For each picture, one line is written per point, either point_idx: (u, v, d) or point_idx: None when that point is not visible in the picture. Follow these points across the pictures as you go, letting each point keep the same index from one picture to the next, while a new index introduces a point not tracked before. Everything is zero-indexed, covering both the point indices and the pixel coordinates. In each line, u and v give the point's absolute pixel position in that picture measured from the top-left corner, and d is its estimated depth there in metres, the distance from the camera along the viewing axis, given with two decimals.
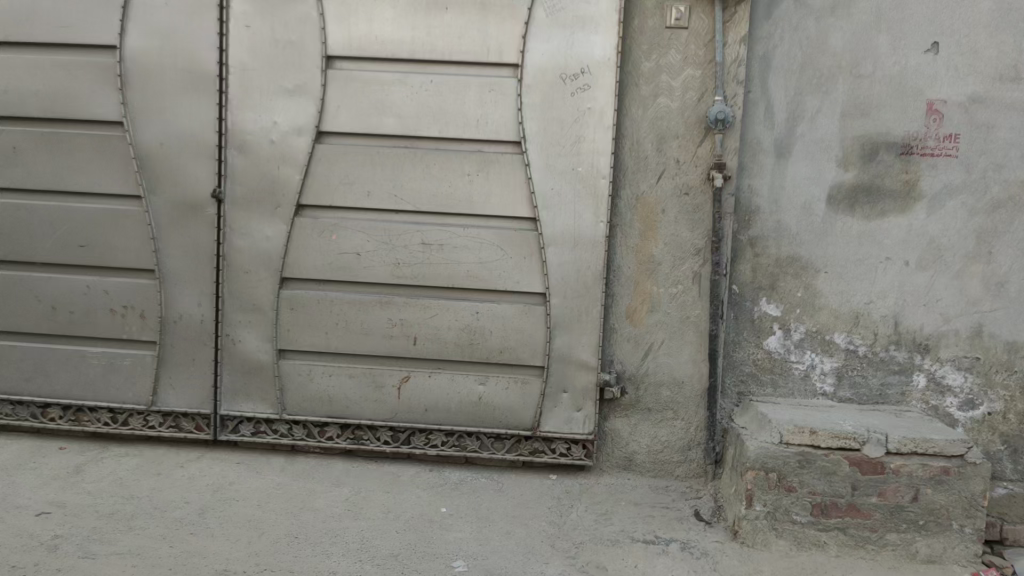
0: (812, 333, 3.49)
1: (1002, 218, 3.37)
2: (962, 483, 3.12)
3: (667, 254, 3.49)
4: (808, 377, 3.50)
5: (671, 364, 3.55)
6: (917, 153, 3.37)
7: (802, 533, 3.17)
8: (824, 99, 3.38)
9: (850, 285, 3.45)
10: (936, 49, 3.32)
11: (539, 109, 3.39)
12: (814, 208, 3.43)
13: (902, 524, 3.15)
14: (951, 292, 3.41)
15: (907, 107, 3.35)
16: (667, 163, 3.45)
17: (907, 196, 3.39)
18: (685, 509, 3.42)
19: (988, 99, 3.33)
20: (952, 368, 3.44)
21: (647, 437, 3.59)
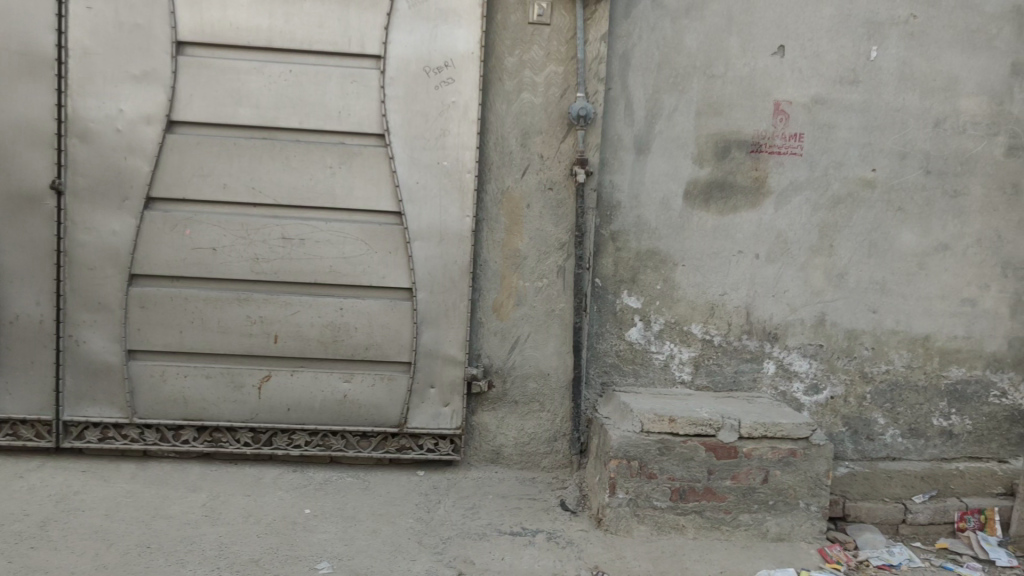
0: (670, 324, 3.61)
1: (842, 213, 3.57)
2: (807, 463, 3.30)
3: (531, 248, 3.52)
4: (667, 366, 3.62)
5: (537, 357, 3.58)
6: (765, 151, 3.53)
7: (662, 518, 3.28)
8: (680, 99, 3.50)
9: (705, 278, 3.59)
10: (782, 52, 3.49)
11: (403, 102, 3.35)
12: (671, 204, 3.55)
13: (753, 505, 3.30)
14: (797, 283, 3.60)
15: (756, 107, 3.51)
16: (531, 158, 3.48)
17: (757, 192, 3.56)
18: (552, 500, 3.48)
19: (830, 100, 3.52)
20: (798, 354, 3.62)
21: (514, 429, 3.62)
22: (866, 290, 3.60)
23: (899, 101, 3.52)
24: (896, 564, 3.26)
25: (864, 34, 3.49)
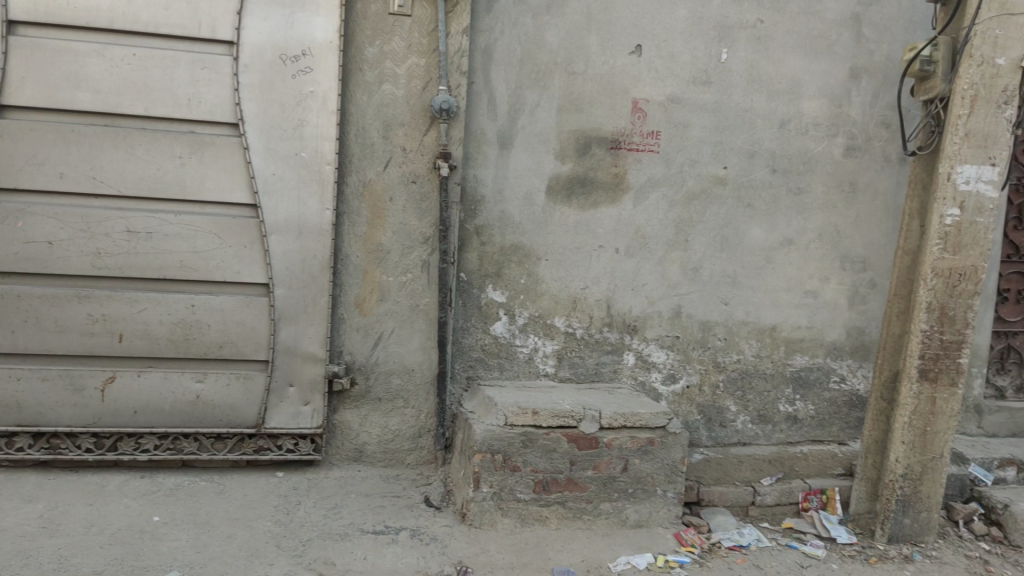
0: (534, 318, 3.65)
1: (696, 209, 3.70)
2: (664, 451, 3.42)
3: (394, 243, 3.47)
4: (531, 359, 3.65)
5: (401, 352, 3.54)
6: (624, 148, 3.62)
7: (525, 510, 3.31)
8: (542, 94, 3.53)
9: (567, 272, 3.64)
10: (639, 51, 3.58)
11: (257, 90, 3.23)
12: (534, 199, 3.58)
13: (614, 494, 3.38)
14: (655, 277, 3.71)
15: (614, 105, 3.59)
16: (393, 151, 3.43)
17: (616, 188, 3.64)
18: (416, 497, 3.44)
19: (684, 100, 3.64)
20: (656, 346, 3.74)
21: (377, 427, 3.56)
22: (719, 283, 3.75)
23: (748, 102, 3.68)
24: (746, 545, 3.41)
25: (716, 36, 3.62)
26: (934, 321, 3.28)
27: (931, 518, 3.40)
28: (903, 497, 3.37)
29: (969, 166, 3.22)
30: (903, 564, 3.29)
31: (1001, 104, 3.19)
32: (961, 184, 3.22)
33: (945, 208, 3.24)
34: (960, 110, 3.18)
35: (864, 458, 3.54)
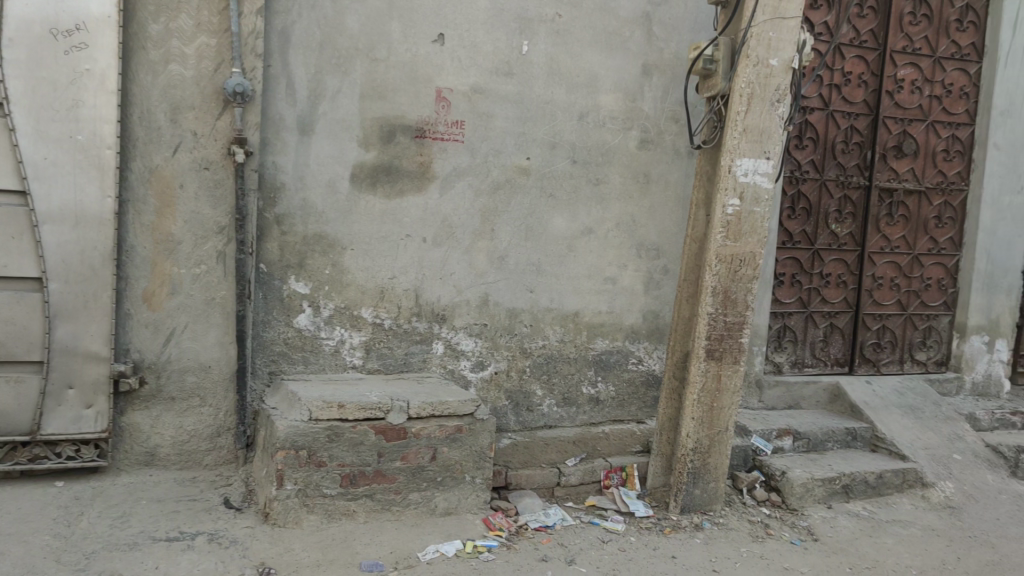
0: (340, 309, 3.57)
1: (500, 198, 3.75)
2: (472, 438, 3.45)
3: (186, 233, 3.28)
4: (337, 351, 3.57)
5: (196, 349, 3.35)
6: (429, 137, 3.61)
7: (332, 505, 3.24)
8: (344, 80, 3.46)
9: (373, 262, 3.59)
10: (442, 40, 3.58)
11: (24, 66, 2.96)
12: (337, 187, 3.50)
13: (422, 483, 3.38)
14: (462, 266, 3.73)
15: (418, 93, 3.57)
16: (183, 135, 3.23)
17: (422, 176, 3.62)
18: (214, 499, 3.28)
19: (487, 90, 3.68)
20: (465, 334, 3.76)
21: (171, 428, 3.37)
22: (524, 271, 3.83)
23: (548, 95, 3.78)
24: (551, 525, 3.52)
25: (516, 28, 3.68)
26: (719, 304, 3.51)
27: (718, 487, 3.65)
28: (693, 469, 3.59)
29: (747, 159, 3.46)
30: (694, 532, 3.50)
31: (774, 101, 3.46)
32: (740, 177, 3.46)
33: (727, 198, 3.46)
34: (738, 107, 3.41)
35: (660, 434, 3.74)
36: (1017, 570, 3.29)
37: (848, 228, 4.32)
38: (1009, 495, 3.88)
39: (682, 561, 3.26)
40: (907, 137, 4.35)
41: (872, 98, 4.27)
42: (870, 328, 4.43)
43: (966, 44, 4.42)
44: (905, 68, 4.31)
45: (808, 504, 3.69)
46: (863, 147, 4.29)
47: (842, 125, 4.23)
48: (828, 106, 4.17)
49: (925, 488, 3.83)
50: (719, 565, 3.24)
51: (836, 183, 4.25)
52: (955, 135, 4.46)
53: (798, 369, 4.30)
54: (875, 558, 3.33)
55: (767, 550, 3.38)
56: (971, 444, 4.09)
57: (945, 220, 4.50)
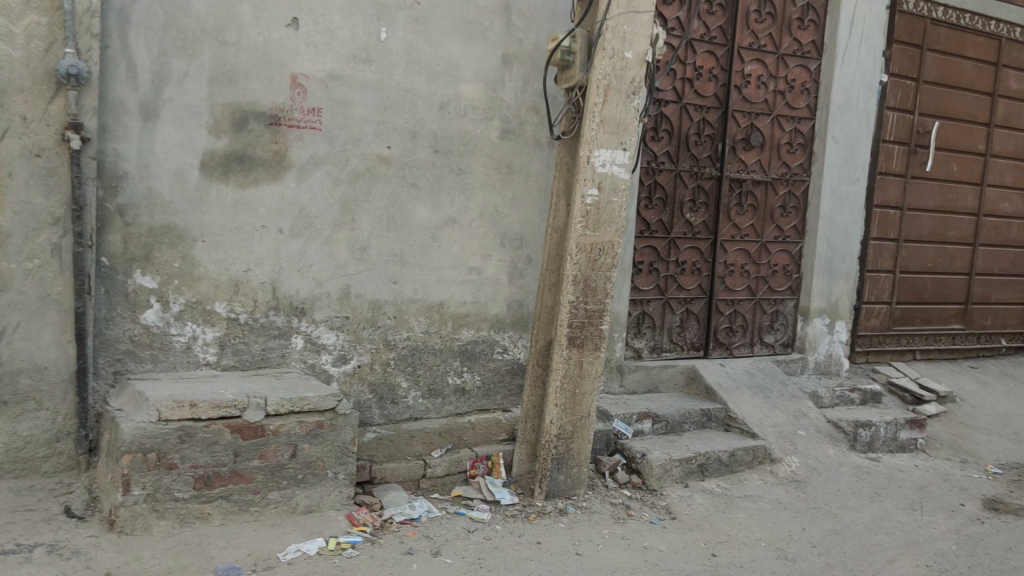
0: (191, 304, 3.40)
1: (361, 188, 3.68)
2: (334, 434, 3.38)
3: (15, 225, 3.04)
4: (189, 348, 3.41)
5: (30, 349, 3.12)
6: (284, 124, 3.49)
7: (185, 509, 3.10)
8: (190, 64, 3.29)
9: (226, 254, 3.44)
10: (296, 25, 3.46)
11: None
12: (186, 176, 3.33)
13: (282, 481, 3.28)
14: (322, 257, 3.63)
15: (272, 79, 3.45)
16: (11, 120, 2.99)
17: (277, 165, 3.50)
18: (54, 508, 3.07)
19: (345, 77, 3.59)
20: (326, 328, 3.67)
21: (3, 434, 3.12)
22: (386, 262, 3.77)
23: (408, 83, 3.73)
24: (417, 517, 3.48)
25: (374, 15, 3.61)
26: (580, 292, 3.58)
27: (581, 472, 3.72)
28: (557, 455, 3.64)
29: (604, 150, 3.53)
30: (558, 517, 3.55)
31: (630, 94, 3.54)
32: (598, 167, 3.52)
33: (586, 188, 3.52)
34: (596, 99, 3.47)
35: (524, 422, 3.78)
36: (855, 537, 3.53)
37: (701, 217, 4.49)
38: (848, 467, 4.15)
39: (547, 546, 3.31)
40: (754, 130, 4.56)
41: (722, 92, 4.45)
42: (723, 313, 4.62)
43: (806, 42, 4.66)
44: (752, 63, 4.51)
45: (667, 484, 3.82)
46: (715, 139, 4.46)
47: (695, 118, 4.38)
48: (681, 99, 4.31)
49: (774, 463, 4.04)
50: (582, 548, 3.31)
51: (690, 174, 4.41)
52: (798, 129, 4.70)
53: (657, 354, 4.44)
54: (728, 533, 3.49)
55: (628, 531, 3.47)
56: (815, 421, 4.34)
57: (790, 210, 4.75)
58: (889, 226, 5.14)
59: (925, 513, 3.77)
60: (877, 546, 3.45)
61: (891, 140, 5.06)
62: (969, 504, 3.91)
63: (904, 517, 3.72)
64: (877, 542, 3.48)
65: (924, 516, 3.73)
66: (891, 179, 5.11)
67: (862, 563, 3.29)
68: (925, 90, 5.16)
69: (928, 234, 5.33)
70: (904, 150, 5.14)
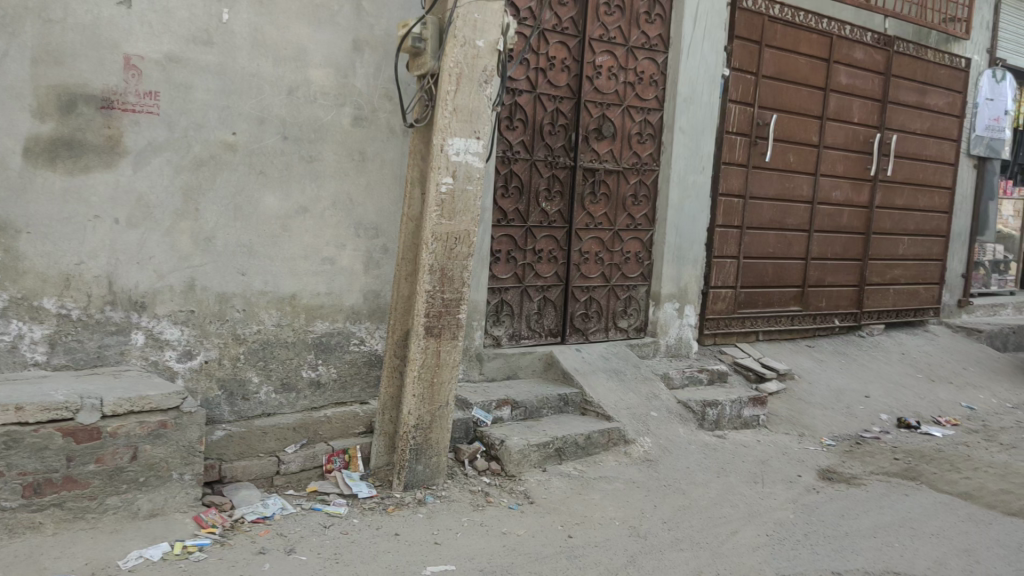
0: (16, 300, 3.16)
1: (205, 175, 3.52)
2: (178, 433, 3.22)
3: None
4: (15, 348, 3.17)
5: None
6: (117, 108, 3.29)
7: (13, 519, 2.90)
8: (10, 42, 3.06)
9: (56, 246, 3.22)
10: (129, 3, 3.27)
11: None
12: (7, 162, 3.09)
13: (122, 486, 3.11)
14: (163, 249, 3.46)
15: (103, 60, 3.24)
16: None
17: (111, 151, 3.30)
18: None
19: (184, 60, 3.42)
20: (168, 322, 3.50)
21: None
22: (234, 253, 3.63)
23: (253, 67, 3.59)
24: (270, 515, 3.36)
25: None
26: (436, 282, 3.55)
27: (440, 461, 3.71)
28: (416, 446, 3.62)
29: (457, 139, 3.51)
30: (417, 508, 3.53)
31: (482, 82, 3.54)
32: (452, 156, 3.50)
33: (441, 176, 3.49)
34: (447, 87, 3.45)
35: (382, 414, 3.73)
36: (703, 511, 3.69)
37: (556, 206, 4.56)
38: (697, 445, 4.33)
39: (405, 537, 3.28)
40: (606, 120, 4.67)
41: (574, 82, 4.53)
42: (579, 300, 4.73)
43: (654, 35, 4.81)
44: (602, 55, 4.61)
45: (525, 469, 3.87)
46: (568, 129, 4.54)
47: (548, 108, 4.44)
48: (535, 89, 4.36)
49: (628, 444, 4.16)
50: (440, 537, 3.30)
51: (545, 163, 4.47)
52: (647, 119, 4.85)
53: (516, 341, 4.49)
54: (583, 514, 3.57)
55: (487, 518, 3.49)
56: (666, 402, 4.51)
57: (641, 198, 4.90)
58: (733, 214, 5.40)
59: (767, 485, 3.98)
60: (722, 518, 3.62)
61: (734, 132, 5.31)
62: (806, 475, 4.16)
63: (747, 490, 3.92)
64: (723, 515, 3.66)
65: (765, 488, 3.95)
66: (734, 169, 5.37)
67: (708, 536, 3.45)
68: (765, 84, 5.44)
69: (769, 221, 5.63)
70: (746, 141, 5.40)
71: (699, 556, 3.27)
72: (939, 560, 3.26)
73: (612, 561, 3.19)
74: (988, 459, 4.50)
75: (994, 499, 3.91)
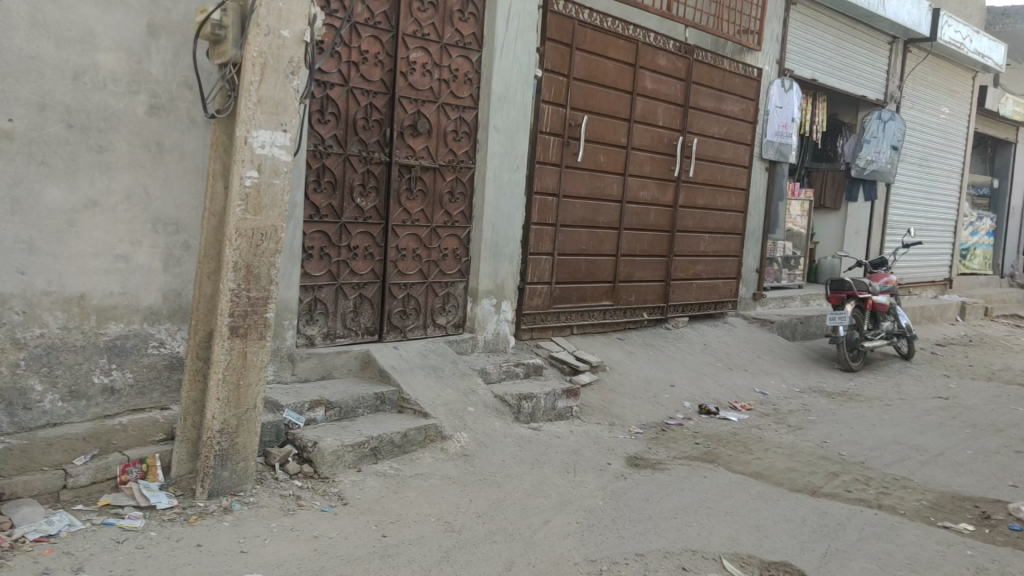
0: None
1: None
2: None
3: None
4: None
5: None
6: None
7: None
8: None
9: None
10: None
11: None
12: None
13: None
14: None
15: None
16: None
17: None
18: None
19: None
20: None
21: None
22: (11, 250, 3.33)
23: (31, 48, 3.31)
24: (55, 533, 3.08)
25: None
26: (241, 279, 3.41)
27: (248, 466, 3.56)
28: (220, 451, 3.45)
29: (263, 131, 3.38)
30: (222, 516, 3.36)
31: (288, 73, 3.43)
32: (257, 149, 3.36)
33: (244, 169, 3.35)
34: (251, 77, 3.31)
35: (184, 419, 3.53)
36: (516, 503, 3.75)
37: (372, 202, 4.50)
38: (512, 438, 4.40)
39: (208, 547, 3.10)
40: (421, 116, 4.66)
41: (388, 78, 4.49)
42: (396, 297, 4.69)
43: (467, 34, 4.85)
44: (416, 51, 4.59)
45: (339, 470, 3.78)
46: (382, 124, 4.49)
47: (362, 102, 4.38)
48: (347, 83, 4.29)
49: (445, 441, 4.18)
50: (247, 545, 3.15)
51: (359, 158, 4.41)
52: (462, 117, 4.89)
53: (330, 340, 4.41)
54: (398, 513, 3.54)
55: (298, 522, 3.37)
56: (483, 396, 4.57)
57: (457, 195, 4.93)
58: (548, 211, 5.55)
59: (578, 474, 4.12)
60: (534, 509, 3.70)
61: (547, 132, 5.45)
62: (615, 463, 4.33)
63: (560, 480, 4.03)
64: (536, 505, 3.74)
65: (577, 477, 4.08)
66: (548, 168, 5.51)
67: (522, 527, 3.51)
68: (576, 86, 5.62)
69: (582, 219, 5.83)
70: (559, 141, 5.56)
71: (511, 547, 3.32)
72: (732, 537, 3.48)
73: (426, 557, 3.18)
74: (777, 440, 4.87)
75: (782, 476, 4.23)
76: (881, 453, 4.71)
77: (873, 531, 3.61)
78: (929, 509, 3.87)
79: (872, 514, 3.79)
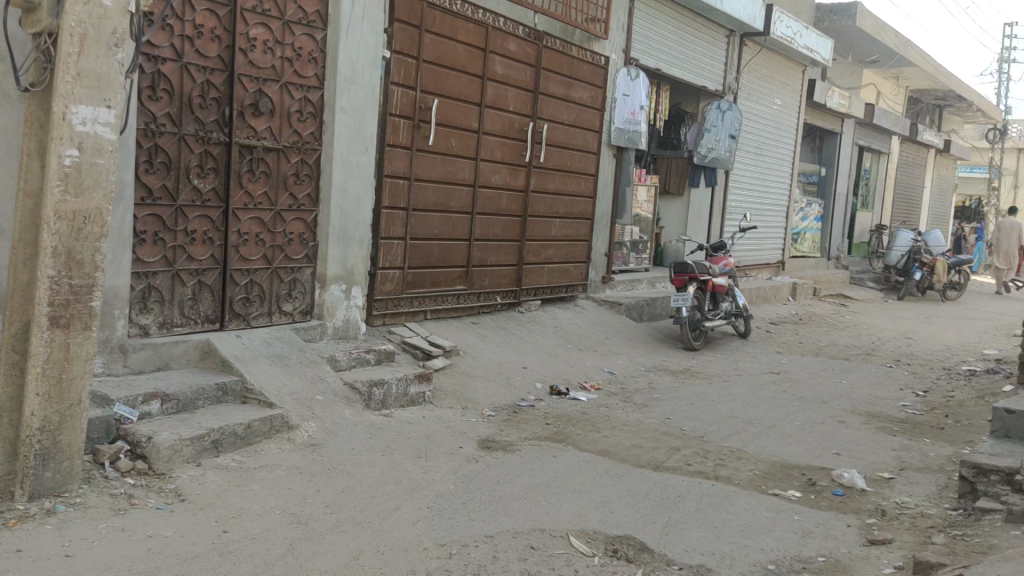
0: None
1: None
2: None
3: None
4: None
5: None
6: None
7: None
8: None
9: None
10: None
11: None
12: None
13: None
14: None
15: None
16: None
17: None
18: None
19: None
20: None
21: None
22: None
23: None
24: None
25: None
26: (61, 266, 3.17)
27: (73, 465, 3.33)
28: (41, 450, 3.21)
29: (83, 107, 3.15)
30: (45, 519, 3.12)
31: (112, 45, 3.21)
32: (77, 126, 3.13)
33: (63, 147, 3.10)
34: (69, 48, 3.08)
35: None
36: (365, 491, 3.70)
37: (210, 183, 4.31)
38: (362, 426, 4.34)
39: (28, 553, 2.88)
40: (262, 96, 4.49)
41: (226, 54, 4.29)
42: (238, 283, 4.52)
43: (311, 11, 4.70)
44: (256, 27, 4.42)
45: (177, 466, 3.60)
46: (220, 103, 4.30)
47: (197, 79, 4.17)
48: (181, 58, 4.08)
49: (291, 431, 4.06)
50: (73, 548, 2.95)
51: (195, 138, 4.20)
52: (307, 97, 4.74)
53: (166, 329, 4.20)
54: (240, 506, 3.41)
55: (130, 521, 3.18)
56: (332, 384, 4.47)
57: (303, 177, 4.79)
58: (398, 195, 5.49)
59: (428, 459, 4.11)
60: (384, 496, 3.66)
61: (397, 114, 5.38)
62: (467, 446, 4.35)
63: (411, 466, 4.01)
64: (385, 492, 3.70)
65: (428, 462, 4.07)
66: (399, 151, 5.45)
67: (371, 515, 3.47)
68: (426, 68, 5.58)
69: (434, 203, 5.80)
70: (409, 124, 5.51)
71: (359, 535, 3.27)
72: (580, 514, 3.57)
73: (269, 551, 3.08)
74: (623, 418, 5.03)
75: (627, 453, 4.37)
76: (719, 426, 4.95)
77: (710, 501, 3.79)
78: (761, 478, 4.11)
79: (710, 485, 3.97)
